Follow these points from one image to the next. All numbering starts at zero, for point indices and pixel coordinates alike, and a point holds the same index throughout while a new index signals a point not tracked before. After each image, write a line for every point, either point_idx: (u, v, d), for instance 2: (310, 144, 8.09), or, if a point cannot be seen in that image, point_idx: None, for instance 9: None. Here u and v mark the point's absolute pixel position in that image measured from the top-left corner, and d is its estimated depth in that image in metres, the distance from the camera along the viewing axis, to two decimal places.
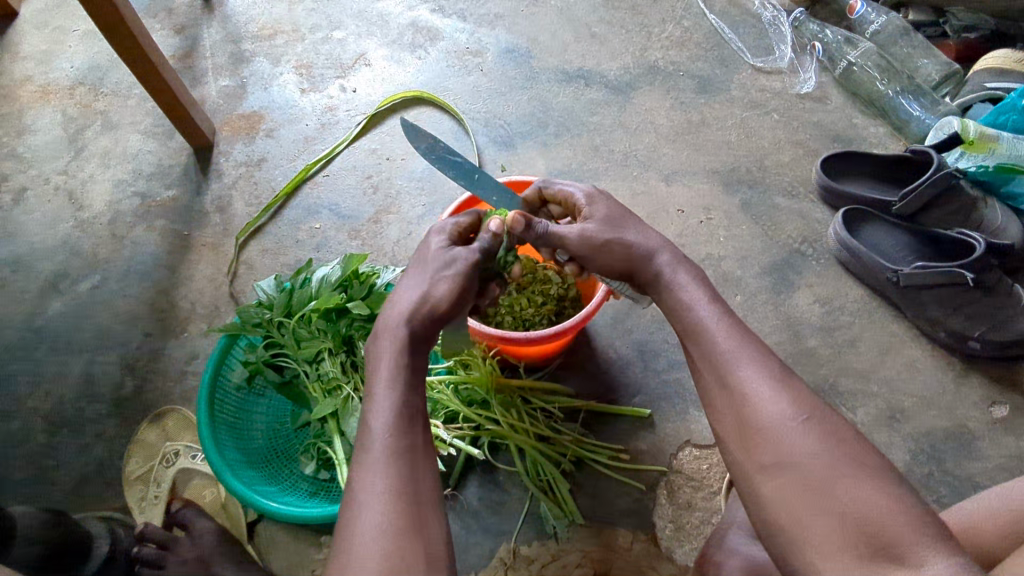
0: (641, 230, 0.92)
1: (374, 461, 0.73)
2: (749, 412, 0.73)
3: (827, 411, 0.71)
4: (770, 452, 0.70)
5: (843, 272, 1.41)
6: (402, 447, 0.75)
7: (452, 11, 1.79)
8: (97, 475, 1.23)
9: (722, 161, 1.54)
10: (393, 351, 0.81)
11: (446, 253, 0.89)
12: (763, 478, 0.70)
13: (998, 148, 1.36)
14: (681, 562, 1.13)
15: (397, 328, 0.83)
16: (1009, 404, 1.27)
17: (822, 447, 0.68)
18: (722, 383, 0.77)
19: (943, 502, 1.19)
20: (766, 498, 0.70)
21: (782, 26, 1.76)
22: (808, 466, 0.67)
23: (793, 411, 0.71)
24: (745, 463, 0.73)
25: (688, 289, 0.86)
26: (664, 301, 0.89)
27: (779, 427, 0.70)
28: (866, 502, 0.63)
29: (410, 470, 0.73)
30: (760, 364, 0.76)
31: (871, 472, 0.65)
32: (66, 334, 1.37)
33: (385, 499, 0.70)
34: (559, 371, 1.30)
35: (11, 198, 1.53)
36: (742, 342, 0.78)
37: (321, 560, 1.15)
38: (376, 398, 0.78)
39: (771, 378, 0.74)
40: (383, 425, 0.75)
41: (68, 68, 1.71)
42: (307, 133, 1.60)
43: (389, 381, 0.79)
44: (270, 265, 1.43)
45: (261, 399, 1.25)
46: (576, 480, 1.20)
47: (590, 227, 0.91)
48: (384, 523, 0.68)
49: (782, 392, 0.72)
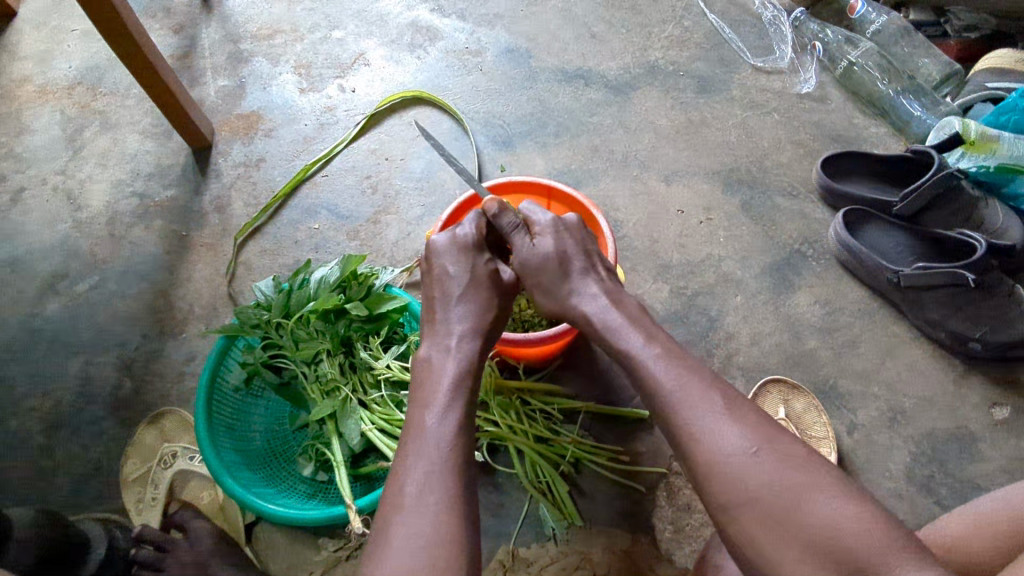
0: (577, 272, 0.92)
1: (429, 470, 0.72)
2: (698, 452, 0.71)
3: (780, 438, 0.70)
4: (727, 492, 0.69)
5: (844, 273, 1.41)
6: (460, 458, 0.75)
7: (451, 11, 1.79)
8: (94, 476, 1.22)
9: (722, 161, 1.54)
10: (462, 369, 0.83)
11: (504, 284, 0.95)
12: (727, 518, 0.69)
13: (999, 149, 1.35)
14: (681, 565, 1.13)
15: (471, 353, 0.86)
16: (1010, 405, 1.27)
17: (782, 480, 0.67)
18: (667, 424, 0.75)
19: (944, 504, 1.18)
20: (736, 537, 0.69)
21: (782, 26, 1.75)
22: (771, 501, 0.67)
23: (744, 444, 0.69)
24: (708, 503, 0.71)
25: (622, 326, 0.85)
26: (601, 338, 0.88)
27: (733, 464, 0.69)
28: (836, 527, 0.64)
29: (464, 484, 0.73)
30: (704, 399, 0.73)
31: (834, 495, 0.66)
32: (65, 335, 1.37)
33: (438, 511, 0.69)
34: (559, 372, 1.29)
35: (9, 199, 1.53)
36: (681, 378, 0.76)
37: (319, 562, 1.15)
38: (439, 407, 0.78)
39: (715, 412, 0.72)
40: (447, 438, 0.75)
41: (66, 68, 1.71)
42: (306, 133, 1.59)
43: (455, 392, 0.80)
44: (268, 265, 1.42)
45: (259, 400, 1.24)
46: (575, 481, 1.19)
47: (529, 252, 0.94)
48: (435, 529, 0.68)
49: (729, 425, 0.71)
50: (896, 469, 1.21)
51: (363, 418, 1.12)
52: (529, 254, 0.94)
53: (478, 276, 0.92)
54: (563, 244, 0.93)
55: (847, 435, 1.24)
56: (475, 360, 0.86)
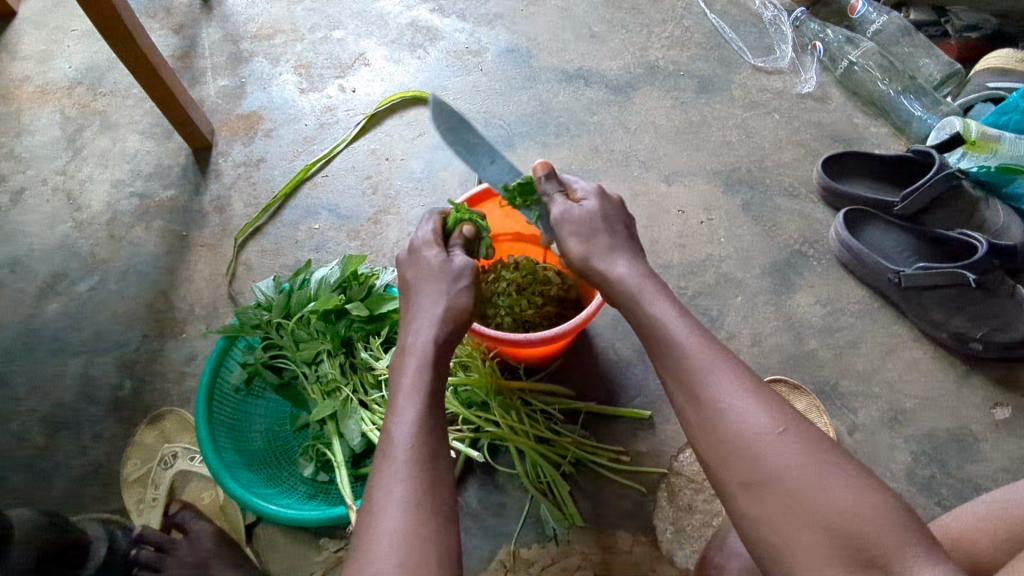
0: (610, 239, 0.91)
1: (393, 471, 0.72)
2: (723, 429, 0.71)
3: (803, 421, 0.71)
4: (749, 469, 0.69)
5: (845, 273, 1.40)
6: (424, 455, 0.74)
7: (451, 11, 1.79)
8: (95, 476, 1.22)
9: (723, 161, 1.54)
10: (420, 367, 0.82)
11: (452, 269, 0.92)
12: (746, 496, 0.69)
13: (1000, 149, 1.35)
14: (682, 565, 1.13)
15: (425, 348, 0.84)
16: (1011, 406, 1.27)
17: (806, 460, 0.67)
18: (692, 398, 0.75)
19: (946, 504, 1.18)
20: (750, 516, 0.68)
21: (783, 25, 1.75)
22: (793, 481, 0.66)
23: (771, 424, 0.69)
24: (726, 481, 0.71)
25: (654, 297, 0.84)
26: (626, 310, 0.87)
27: (759, 441, 0.69)
28: (854, 512, 0.63)
29: (427, 481, 0.72)
30: (734, 376, 0.74)
31: (852, 480, 0.66)
32: (65, 335, 1.37)
33: (406, 508, 0.69)
34: (559, 372, 1.29)
35: (9, 199, 1.52)
36: (711, 353, 0.76)
37: (320, 563, 1.14)
38: (401, 407, 0.78)
39: (744, 391, 0.72)
40: (407, 437, 0.75)
41: (66, 68, 1.71)
42: (306, 133, 1.59)
43: (412, 391, 0.80)
44: (269, 265, 1.42)
45: (260, 401, 1.24)
46: (576, 481, 1.19)
47: (573, 208, 0.94)
48: (405, 526, 0.68)
49: (757, 405, 0.71)
50: (898, 469, 1.21)
51: (364, 418, 1.11)
52: (572, 211, 0.94)
53: (430, 271, 0.92)
54: (607, 212, 0.94)
55: (848, 435, 1.24)
56: (432, 356, 0.84)
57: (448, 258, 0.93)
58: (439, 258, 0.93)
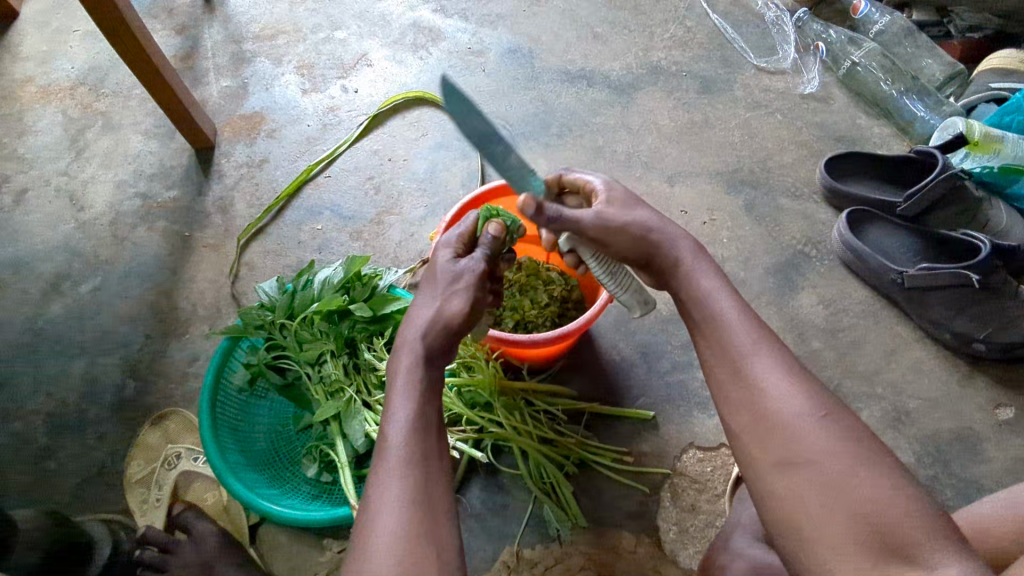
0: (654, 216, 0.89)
1: (402, 464, 0.72)
2: (766, 407, 0.72)
3: (844, 410, 0.71)
4: (785, 449, 0.69)
5: (848, 274, 1.41)
6: (419, 456, 0.74)
7: (454, 11, 1.79)
8: (97, 477, 1.22)
9: (725, 162, 1.54)
10: (411, 367, 0.82)
11: (453, 270, 0.91)
12: (778, 477, 0.69)
13: (1003, 149, 1.35)
14: (685, 566, 1.12)
15: (416, 345, 0.84)
16: (1014, 406, 1.27)
17: (842, 444, 0.67)
18: (735, 375, 0.76)
19: (949, 504, 1.18)
20: (778, 497, 0.68)
21: (785, 26, 1.75)
22: (826, 464, 0.66)
23: (811, 408, 0.69)
24: (758, 460, 0.71)
25: (705, 276, 0.85)
26: (676, 287, 0.87)
27: (797, 423, 0.69)
28: (884, 501, 0.63)
29: (424, 477, 0.72)
30: (777, 359, 0.74)
31: (886, 470, 0.65)
32: (68, 335, 1.37)
33: (409, 505, 0.70)
34: (562, 373, 1.29)
35: (11, 199, 1.53)
36: (756, 336, 0.77)
37: (324, 564, 1.14)
38: (395, 405, 0.78)
39: (787, 374, 0.73)
40: (401, 434, 0.75)
41: (68, 69, 1.71)
42: (309, 133, 1.59)
43: (406, 389, 0.79)
44: (271, 266, 1.42)
45: (264, 402, 1.24)
46: (579, 482, 1.19)
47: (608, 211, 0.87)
48: (403, 526, 0.68)
49: (798, 389, 0.71)
50: None
51: (366, 419, 1.11)
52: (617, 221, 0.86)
53: (436, 273, 0.91)
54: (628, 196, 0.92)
55: None
56: (423, 354, 0.83)
57: (455, 260, 0.92)
58: (445, 261, 0.92)
